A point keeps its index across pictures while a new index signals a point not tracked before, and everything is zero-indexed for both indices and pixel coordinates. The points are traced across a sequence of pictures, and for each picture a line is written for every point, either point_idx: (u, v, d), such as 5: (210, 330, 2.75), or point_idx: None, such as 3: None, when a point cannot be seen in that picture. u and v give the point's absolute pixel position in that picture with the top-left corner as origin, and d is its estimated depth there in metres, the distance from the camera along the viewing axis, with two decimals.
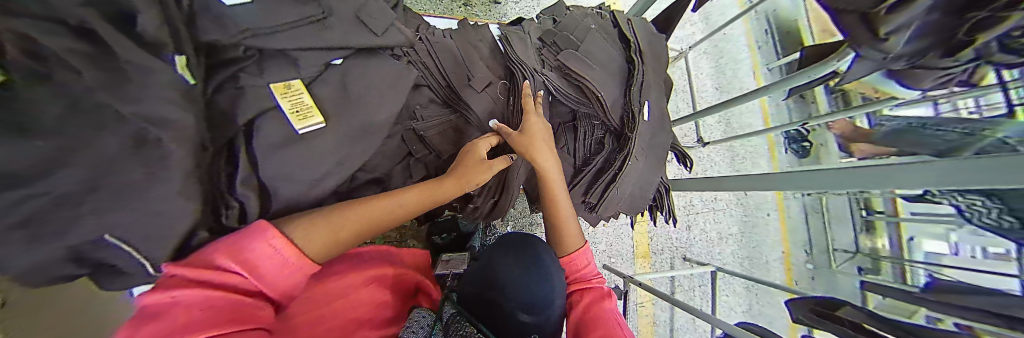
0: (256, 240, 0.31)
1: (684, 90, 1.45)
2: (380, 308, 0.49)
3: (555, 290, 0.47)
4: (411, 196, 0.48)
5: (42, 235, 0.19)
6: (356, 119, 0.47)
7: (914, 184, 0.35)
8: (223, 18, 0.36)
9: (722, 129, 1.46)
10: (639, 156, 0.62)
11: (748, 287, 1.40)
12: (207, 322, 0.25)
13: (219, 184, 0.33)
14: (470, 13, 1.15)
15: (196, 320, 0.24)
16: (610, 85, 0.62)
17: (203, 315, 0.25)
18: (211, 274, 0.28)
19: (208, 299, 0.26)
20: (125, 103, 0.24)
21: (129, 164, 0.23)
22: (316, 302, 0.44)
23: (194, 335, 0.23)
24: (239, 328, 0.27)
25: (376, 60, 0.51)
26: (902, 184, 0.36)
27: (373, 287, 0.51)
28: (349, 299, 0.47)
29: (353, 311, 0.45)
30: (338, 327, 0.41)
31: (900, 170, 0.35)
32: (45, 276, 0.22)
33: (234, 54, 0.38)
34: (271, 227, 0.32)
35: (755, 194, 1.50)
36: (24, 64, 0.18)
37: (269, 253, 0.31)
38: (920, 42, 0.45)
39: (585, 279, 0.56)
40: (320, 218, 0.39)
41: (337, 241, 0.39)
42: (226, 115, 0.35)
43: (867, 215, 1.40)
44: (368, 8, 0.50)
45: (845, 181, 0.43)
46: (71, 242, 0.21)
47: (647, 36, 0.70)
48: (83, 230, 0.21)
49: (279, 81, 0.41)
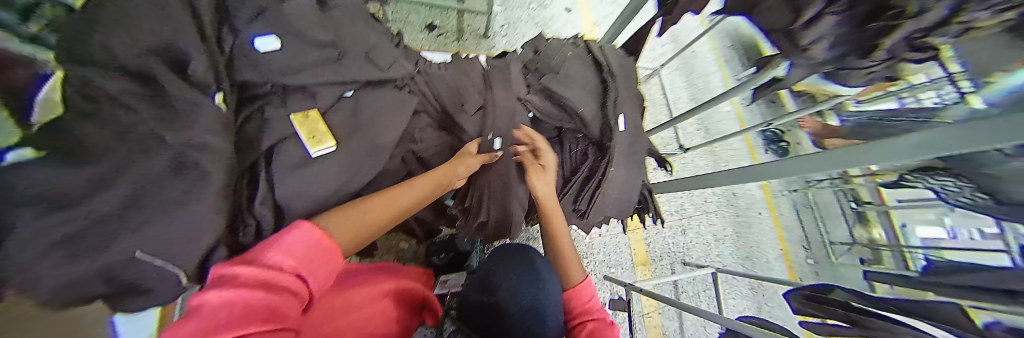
0: (299, 236, 0.32)
1: (660, 103, 1.58)
2: (391, 324, 0.49)
3: (549, 297, 0.49)
4: (422, 198, 0.52)
5: (79, 252, 0.21)
6: (364, 141, 0.52)
7: (920, 151, 0.36)
8: (256, 63, 0.42)
9: (702, 135, 1.55)
10: (618, 164, 0.68)
11: (754, 289, 1.40)
12: (246, 318, 0.23)
13: (239, 202, 0.37)
14: (462, 47, 1.29)
15: (249, 314, 0.23)
16: (587, 102, 0.70)
17: (258, 309, 0.24)
18: (260, 271, 0.27)
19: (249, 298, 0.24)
20: (170, 132, 0.29)
21: (170, 183, 0.27)
22: (334, 314, 0.44)
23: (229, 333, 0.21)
24: (273, 325, 0.24)
25: (382, 90, 0.58)
26: (910, 154, 0.37)
27: (387, 301, 0.52)
28: (364, 310, 0.47)
29: (368, 324, 0.45)
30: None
31: (903, 139, 0.37)
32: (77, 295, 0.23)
33: (260, 90, 0.45)
34: (307, 224, 0.33)
35: (742, 194, 1.58)
36: (92, 105, 0.23)
37: (305, 248, 0.31)
38: (838, 49, 0.54)
39: (590, 312, 0.56)
40: (349, 213, 0.41)
41: (358, 242, 0.41)
42: (249, 143, 0.40)
43: (856, 206, 1.36)
44: (377, 48, 0.58)
45: (854, 160, 0.44)
46: (110, 259, 0.23)
47: (617, 59, 0.80)
48: (123, 245, 0.24)
49: (299, 111, 0.47)
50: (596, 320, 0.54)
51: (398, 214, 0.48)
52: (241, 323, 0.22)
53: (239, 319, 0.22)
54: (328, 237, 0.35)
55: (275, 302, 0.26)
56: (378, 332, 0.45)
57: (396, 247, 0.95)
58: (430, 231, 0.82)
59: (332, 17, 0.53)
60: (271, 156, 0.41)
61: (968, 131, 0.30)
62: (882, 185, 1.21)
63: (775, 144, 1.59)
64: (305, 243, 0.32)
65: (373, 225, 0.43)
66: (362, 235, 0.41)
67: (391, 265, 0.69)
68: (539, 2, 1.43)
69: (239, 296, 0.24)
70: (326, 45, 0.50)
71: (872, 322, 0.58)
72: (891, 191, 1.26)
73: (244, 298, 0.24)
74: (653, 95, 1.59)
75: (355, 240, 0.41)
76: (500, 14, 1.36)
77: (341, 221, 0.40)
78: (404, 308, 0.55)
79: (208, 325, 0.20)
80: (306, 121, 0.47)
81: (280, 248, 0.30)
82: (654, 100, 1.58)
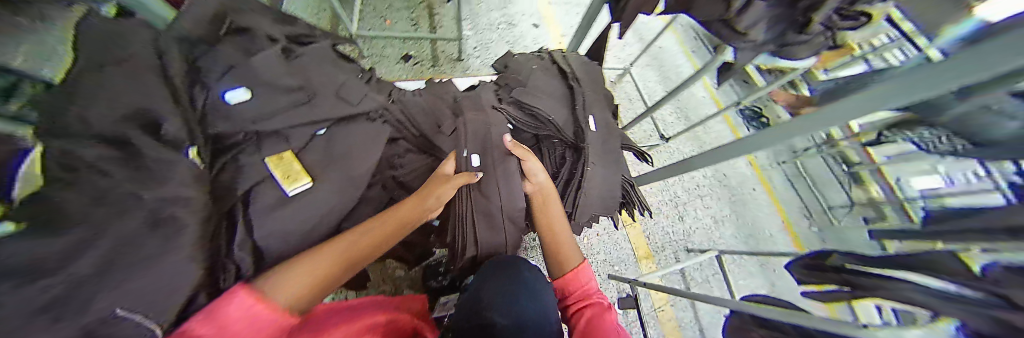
0: (233, 302, 0.30)
1: (637, 99, 1.63)
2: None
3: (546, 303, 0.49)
4: (385, 238, 0.49)
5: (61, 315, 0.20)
6: (341, 174, 0.54)
7: (911, 95, 0.30)
8: (228, 115, 0.49)
9: (683, 123, 1.59)
10: (595, 162, 0.70)
11: (763, 266, 1.38)
12: None
13: (219, 249, 0.38)
14: (438, 72, 1.34)
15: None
16: (558, 108, 0.74)
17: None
18: None
19: None
20: (147, 190, 0.31)
21: (147, 238, 0.29)
22: None
23: None
24: None
25: (355, 124, 0.59)
26: (898, 98, 0.31)
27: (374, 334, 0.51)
28: None
29: None
30: None
31: (882, 87, 0.32)
32: None
33: (236, 139, 0.50)
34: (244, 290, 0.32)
35: (733, 174, 1.60)
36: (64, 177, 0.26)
37: (240, 318, 0.30)
38: (774, 30, 0.60)
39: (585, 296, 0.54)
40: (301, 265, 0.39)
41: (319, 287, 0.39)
42: (226, 189, 0.44)
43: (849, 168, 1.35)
44: (345, 86, 0.61)
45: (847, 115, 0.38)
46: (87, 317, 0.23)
47: (582, 65, 0.85)
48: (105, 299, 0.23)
49: (273, 154, 0.50)
50: (593, 304, 0.52)
51: (358, 258, 0.45)
52: None
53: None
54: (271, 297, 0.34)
55: None
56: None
57: (391, 276, 0.94)
58: (422, 254, 0.82)
59: (299, 66, 0.58)
60: (247, 201, 0.45)
61: (951, 66, 0.24)
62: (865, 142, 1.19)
63: (755, 120, 1.58)
64: (243, 306, 0.31)
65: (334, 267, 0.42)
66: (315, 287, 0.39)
67: (380, 300, 0.67)
68: (507, 22, 1.52)
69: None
70: (295, 90, 0.56)
71: (866, 281, 0.49)
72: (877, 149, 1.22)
73: None
74: (629, 92, 1.64)
75: (309, 295, 0.38)
76: (471, 38, 1.44)
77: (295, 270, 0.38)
78: None
79: None
80: (280, 163, 0.50)
81: (208, 317, 0.29)
82: (630, 96, 1.63)
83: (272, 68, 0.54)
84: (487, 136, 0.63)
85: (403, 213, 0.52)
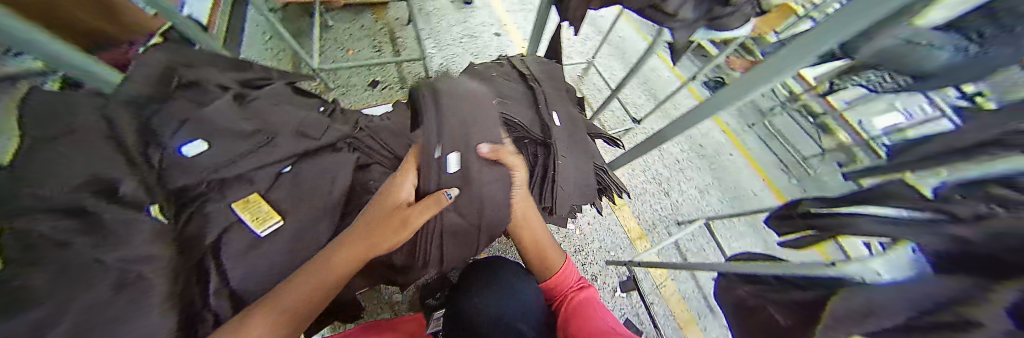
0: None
1: (604, 88, 1.69)
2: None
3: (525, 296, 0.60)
4: (324, 288, 0.41)
5: None
6: (313, 207, 0.54)
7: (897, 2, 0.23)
8: (188, 168, 0.49)
9: (652, 103, 1.66)
10: (564, 154, 0.73)
11: (752, 226, 1.44)
12: None
13: (194, 300, 0.39)
14: (408, 92, 1.36)
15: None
16: (522, 110, 0.76)
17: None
18: None
19: None
20: (108, 253, 0.34)
21: (118, 301, 0.31)
22: None
23: None
24: None
25: (320, 156, 0.60)
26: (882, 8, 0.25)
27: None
28: None
29: None
30: None
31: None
32: None
33: (199, 190, 0.49)
34: None
35: (708, 143, 1.67)
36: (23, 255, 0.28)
37: None
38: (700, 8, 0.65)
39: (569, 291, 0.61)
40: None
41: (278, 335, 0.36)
42: (195, 242, 0.44)
43: (813, 119, 1.36)
44: (307, 121, 0.63)
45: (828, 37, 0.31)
46: None
47: (540, 65, 0.89)
48: None
49: (240, 198, 0.51)
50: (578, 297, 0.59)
51: (297, 316, 0.39)
52: None
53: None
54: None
55: None
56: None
57: (389, 302, 0.93)
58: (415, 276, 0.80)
59: (255, 110, 0.59)
60: (218, 249, 0.45)
61: None
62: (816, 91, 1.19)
63: None
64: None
65: (292, 311, 0.38)
66: None
67: (377, 326, 0.66)
68: (468, 35, 1.57)
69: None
70: (254, 134, 0.56)
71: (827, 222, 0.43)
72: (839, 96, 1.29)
73: None
74: (597, 82, 1.70)
75: None
76: (436, 55, 1.48)
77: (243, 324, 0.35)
78: None
79: None
80: (248, 206, 0.50)
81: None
82: (598, 86, 1.69)
83: (228, 116, 0.55)
84: (467, 138, 0.50)
85: (344, 256, 0.43)
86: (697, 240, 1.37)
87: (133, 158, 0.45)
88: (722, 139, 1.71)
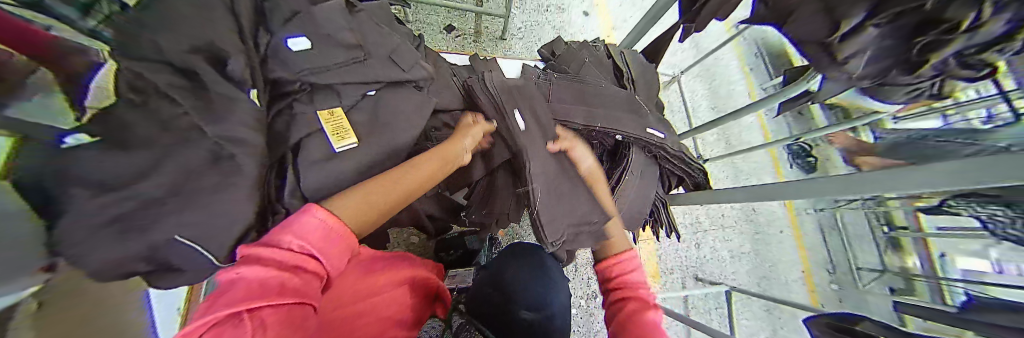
0: (312, 219, 0.36)
1: (679, 110, 1.55)
2: (406, 312, 0.50)
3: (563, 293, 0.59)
4: (419, 186, 0.52)
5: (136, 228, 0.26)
6: (386, 140, 0.55)
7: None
8: (287, 62, 0.48)
9: (723, 145, 1.60)
10: (634, 171, 0.69)
11: (768, 310, 1.36)
12: (248, 295, 0.26)
13: (269, 193, 0.43)
14: (479, 49, 1.31)
15: (264, 290, 0.27)
16: (614, 104, 0.68)
17: (271, 283, 0.28)
18: (269, 251, 0.30)
19: (267, 275, 0.29)
20: (210, 125, 0.35)
21: (208, 173, 0.33)
22: (354, 298, 0.45)
23: (230, 305, 0.24)
24: (283, 299, 0.28)
25: (403, 91, 0.60)
26: None
27: (403, 289, 0.53)
28: (383, 296, 0.49)
29: (382, 309, 0.46)
30: (372, 323, 0.43)
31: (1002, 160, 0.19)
32: (128, 268, 0.28)
33: (289, 88, 0.49)
34: (313, 207, 0.37)
35: (763, 210, 1.53)
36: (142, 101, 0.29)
37: (315, 229, 0.35)
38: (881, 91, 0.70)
39: (629, 285, 0.50)
40: (358, 199, 0.43)
41: (377, 220, 0.45)
42: (279, 137, 0.46)
43: (890, 231, 1.40)
44: (399, 51, 0.61)
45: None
46: (155, 239, 0.29)
47: (639, 65, 0.82)
48: (163, 229, 0.29)
49: (326, 108, 0.51)
50: (636, 297, 0.47)
51: (394, 205, 0.48)
52: (254, 296, 0.26)
53: (253, 293, 0.26)
54: (339, 220, 0.39)
55: (287, 283, 0.29)
56: (395, 317, 0.46)
57: (408, 242, 1.02)
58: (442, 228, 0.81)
59: (355, 20, 0.58)
60: (297, 150, 0.47)
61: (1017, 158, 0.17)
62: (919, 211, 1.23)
63: (801, 159, 1.59)
64: (318, 226, 0.36)
65: (380, 206, 0.45)
66: (368, 225, 0.43)
67: (403, 254, 0.67)
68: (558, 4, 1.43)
69: (256, 275, 0.28)
70: (353, 47, 0.55)
71: None
72: (929, 218, 1.30)
73: (255, 273, 0.28)
74: (672, 102, 1.57)
75: (361, 225, 0.43)
76: (519, 17, 1.37)
77: (359, 203, 0.43)
78: (420, 296, 0.56)
79: (233, 298, 0.25)
80: (331, 118, 0.51)
81: (293, 232, 0.34)
82: (671, 106, 1.56)
83: (331, 20, 0.53)
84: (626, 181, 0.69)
85: (424, 171, 0.53)
86: (707, 303, 1.33)
87: (245, 37, 0.44)
88: (781, 211, 1.56)
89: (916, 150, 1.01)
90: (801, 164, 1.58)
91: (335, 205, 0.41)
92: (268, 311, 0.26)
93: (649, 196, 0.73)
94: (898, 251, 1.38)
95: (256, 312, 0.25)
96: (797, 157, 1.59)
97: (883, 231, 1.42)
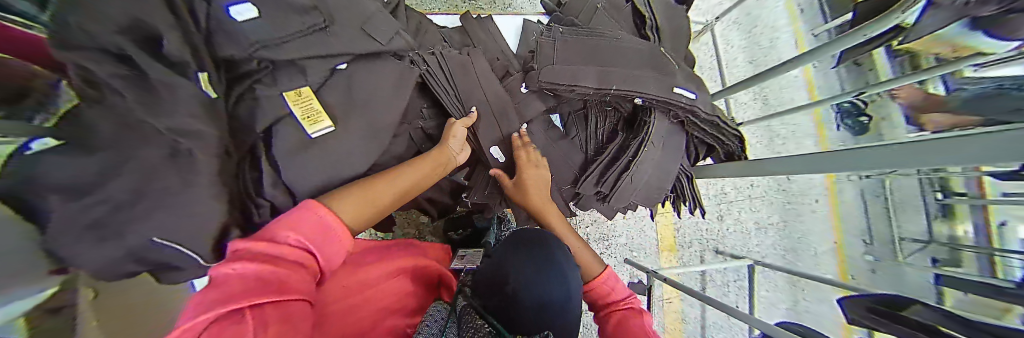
0: (312, 215, 0.33)
1: (709, 67, 1.35)
2: (407, 299, 0.50)
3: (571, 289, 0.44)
4: (417, 183, 0.50)
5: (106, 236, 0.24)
6: (365, 119, 0.51)
7: None
8: (236, 36, 0.41)
9: (758, 107, 1.41)
10: (653, 144, 0.60)
11: (791, 282, 1.31)
12: (248, 291, 0.21)
13: (247, 186, 0.40)
14: (474, 7, 1.15)
15: (261, 285, 0.23)
16: (632, 60, 0.57)
17: (270, 281, 0.24)
18: (269, 246, 0.27)
19: (264, 271, 0.24)
20: (157, 119, 0.30)
21: (168, 172, 0.29)
22: (350, 292, 0.44)
23: (226, 304, 0.20)
24: (285, 296, 0.23)
25: (379, 62, 0.54)
26: None
27: (400, 279, 0.53)
28: (378, 288, 0.48)
29: (381, 302, 0.45)
30: (368, 317, 0.42)
31: None
32: (114, 272, 0.28)
33: (248, 68, 0.45)
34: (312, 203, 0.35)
35: (798, 179, 1.40)
36: None
37: (315, 219, 0.33)
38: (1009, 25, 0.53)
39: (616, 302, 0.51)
40: (346, 196, 0.40)
41: (374, 219, 0.42)
42: (248, 125, 0.42)
43: (943, 198, 1.16)
44: (374, 19, 0.54)
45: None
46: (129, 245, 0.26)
47: (665, 9, 0.66)
48: (138, 234, 0.26)
49: (292, 89, 0.46)
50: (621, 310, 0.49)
51: (388, 206, 0.45)
52: (254, 293, 0.22)
53: (250, 289, 0.22)
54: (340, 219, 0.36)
55: (287, 278, 0.25)
56: (394, 307, 0.46)
57: (416, 222, 1.04)
58: (445, 210, 0.80)
59: None
60: (270, 138, 0.43)
61: None
62: (987, 177, 1.01)
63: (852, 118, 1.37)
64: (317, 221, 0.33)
65: (382, 201, 0.44)
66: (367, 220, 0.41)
67: (404, 243, 0.68)
68: None
69: (252, 269, 0.24)
70: (309, 11, 0.47)
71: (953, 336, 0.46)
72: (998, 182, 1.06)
73: (254, 270, 0.24)
74: (700, 58, 1.36)
75: (361, 222, 0.40)
76: None
77: (353, 200, 0.40)
78: (421, 286, 0.55)
79: (225, 295, 0.21)
80: (299, 99, 0.46)
81: (293, 226, 0.31)
82: (700, 63, 1.36)
83: None
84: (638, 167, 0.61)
85: (417, 170, 0.50)
86: (725, 276, 1.30)
87: (178, 10, 0.36)
88: (816, 178, 1.42)
89: (982, 100, 0.83)
90: (850, 125, 1.37)
91: (329, 201, 0.38)
92: (271, 306, 0.22)
93: (673, 170, 0.64)
94: (948, 218, 1.15)
95: (256, 308, 0.21)
96: (846, 116, 1.36)
97: (933, 197, 1.19)
